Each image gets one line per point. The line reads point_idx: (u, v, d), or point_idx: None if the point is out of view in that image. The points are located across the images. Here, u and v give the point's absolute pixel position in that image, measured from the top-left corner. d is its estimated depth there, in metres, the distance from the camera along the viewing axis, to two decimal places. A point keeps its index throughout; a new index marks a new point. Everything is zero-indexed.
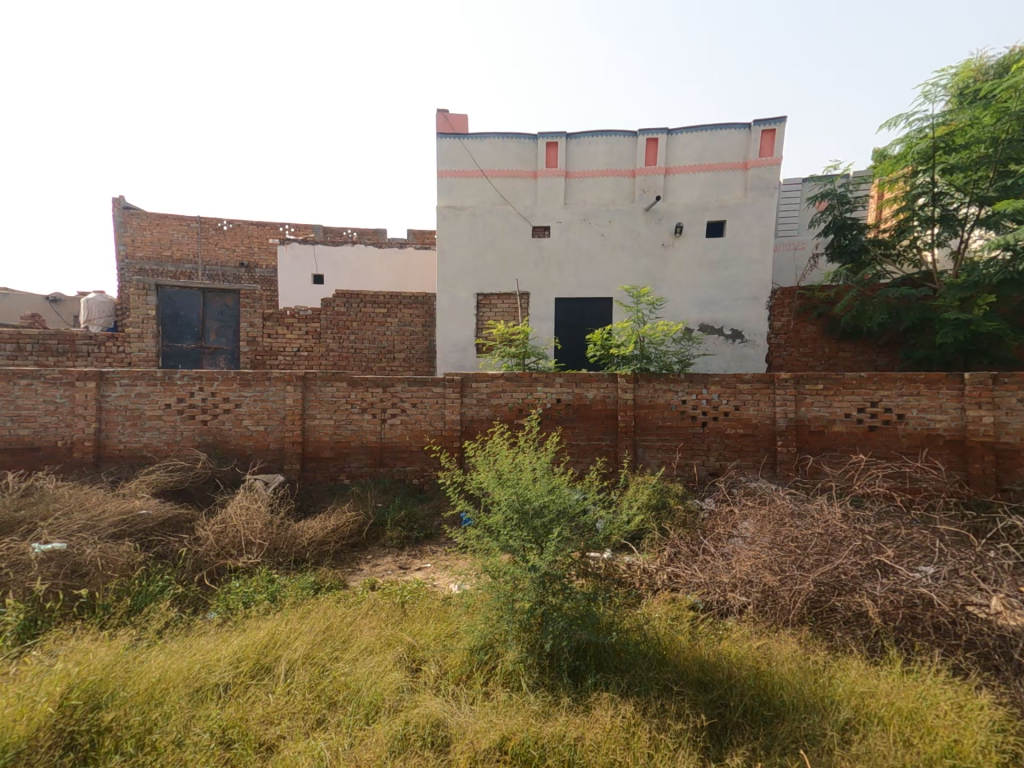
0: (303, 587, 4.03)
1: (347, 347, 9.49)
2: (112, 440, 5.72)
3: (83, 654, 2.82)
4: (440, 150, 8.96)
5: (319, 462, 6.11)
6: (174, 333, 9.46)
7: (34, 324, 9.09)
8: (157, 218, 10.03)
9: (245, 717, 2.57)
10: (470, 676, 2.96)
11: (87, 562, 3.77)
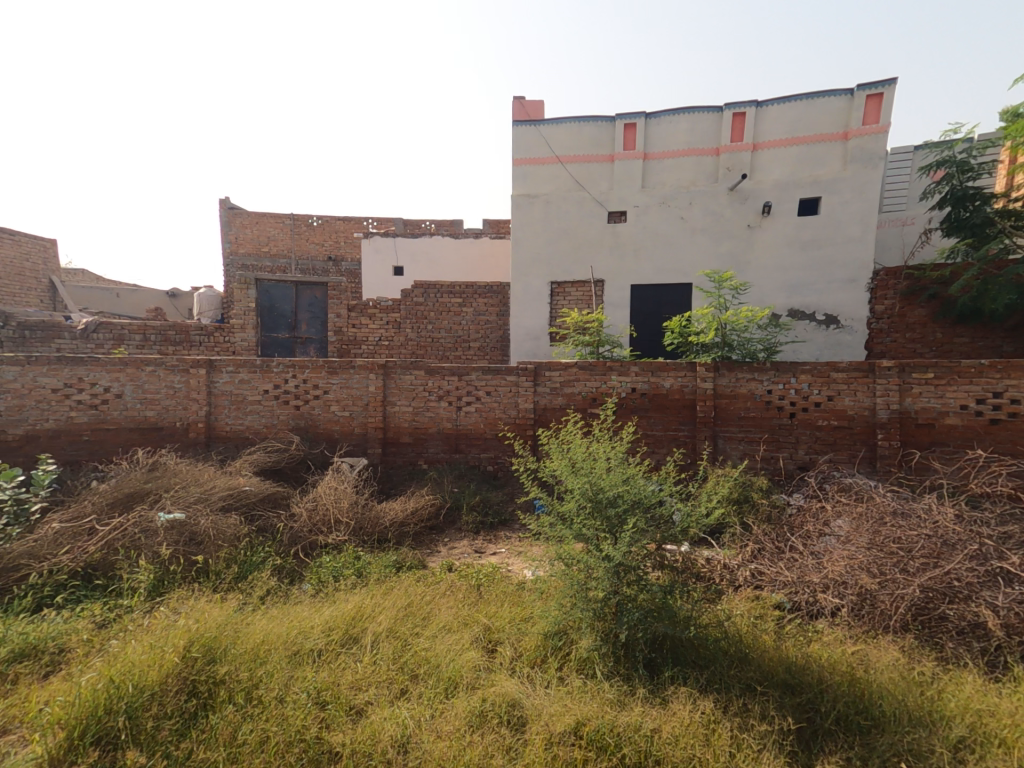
0: (386, 565, 4.26)
1: (424, 336, 9.73)
2: (221, 422, 6.28)
3: (201, 612, 3.15)
4: (516, 138, 8.98)
5: (398, 447, 6.39)
6: (269, 323, 10.04)
7: (158, 317, 10.11)
8: (257, 216, 10.91)
9: (337, 681, 2.76)
10: (545, 660, 3.01)
11: (202, 531, 4.21)
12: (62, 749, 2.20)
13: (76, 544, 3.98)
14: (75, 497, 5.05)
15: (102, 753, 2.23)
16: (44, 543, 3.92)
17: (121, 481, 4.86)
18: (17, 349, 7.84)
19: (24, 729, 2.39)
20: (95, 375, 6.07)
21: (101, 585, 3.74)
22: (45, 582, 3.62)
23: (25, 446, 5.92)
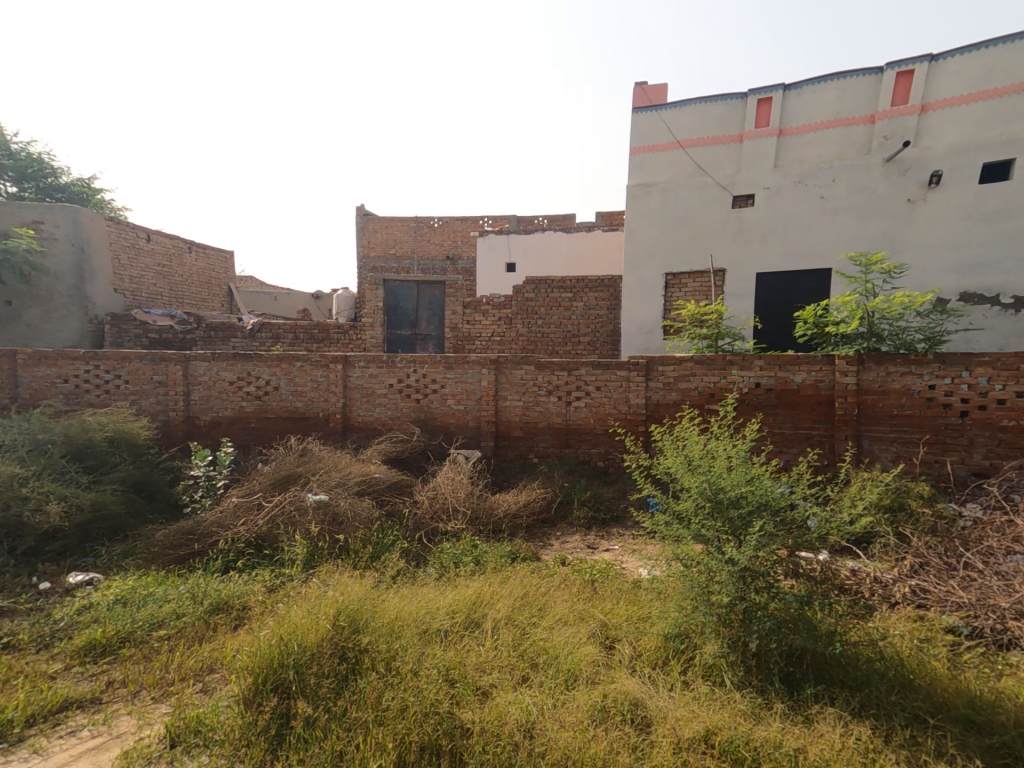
0: (501, 555, 4.37)
1: (535, 332, 9.74)
2: (354, 414, 6.83)
3: (345, 586, 3.47)
4: (636, 126, 8.80)
5: (509, 440, 6.53)
6: (395, 322, 10.72)
7: (305, 318, 11.45)
8: (386, 222, 11.94)
9: (463, 661, 2.88)
10: (667, 663, 2.90)
11: (342, 513, 4.78)
12: (250, 691, 2.62)
13: (250, 517, 4.96)
14: (246, 475, 6.22)
15: (279, 698, 2.61)
16: (228, 514, 4.97)
17: (278, 465, 5.65)
18: (204, 348, 8.90)
19: (224, 670, 3.23)
20: (259, 370, 6.94)
21: (267, 554, 4.65)
22: (229, 547, 4.66)
23: (212, 430, 7.03)
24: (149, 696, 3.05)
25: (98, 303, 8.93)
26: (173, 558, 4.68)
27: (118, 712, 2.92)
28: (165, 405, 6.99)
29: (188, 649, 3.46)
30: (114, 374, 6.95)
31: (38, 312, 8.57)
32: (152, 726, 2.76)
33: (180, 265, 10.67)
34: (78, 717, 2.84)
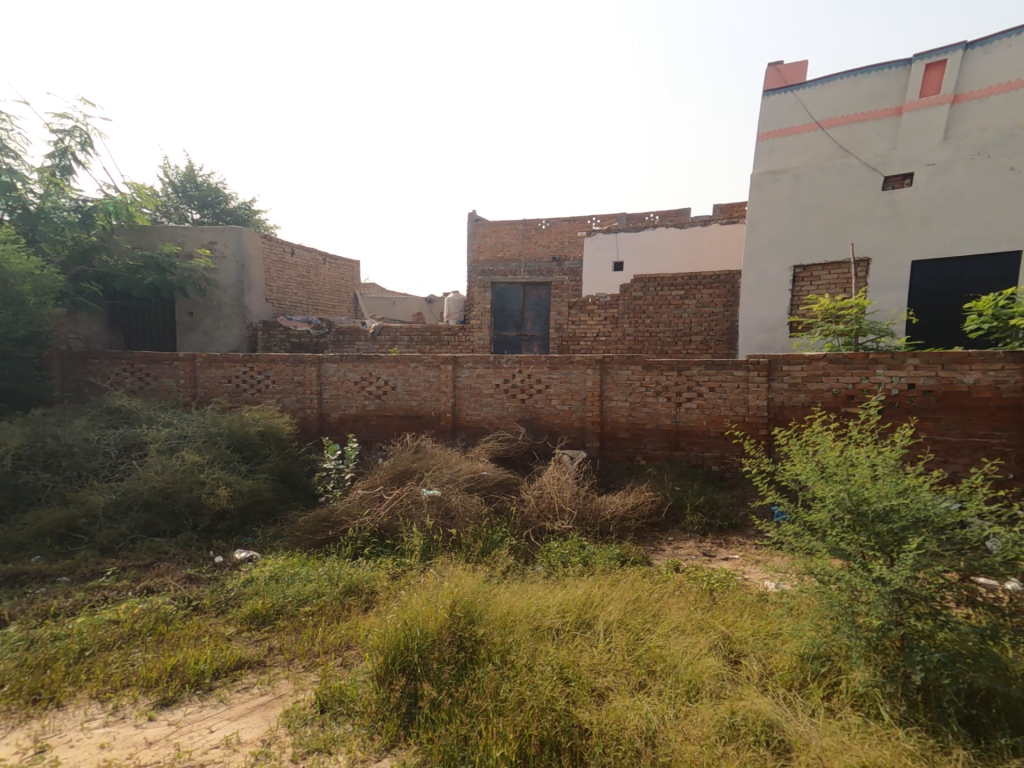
0: (610, 557, 4.31)
1: (643, 331, 9.51)
2: (463, 413, 7.11)
3: (460, 578, 3.61)
4: (770, 109, 8.31)
5: (616, 442, 6.42)
6: (501, 323, 10.92)
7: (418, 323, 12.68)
8: (496, 225, 12.30)
9: (577, 661, 2.87)
10: (804, 686, 2.68)
11: (454, 507, 5.01)
12: (381, 670, 2.86)
13: (373, 508, 5.35)
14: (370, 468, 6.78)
15: (407, 679, 2.82)
16: (355, 504, 5.43)
17: (396, 460, 6.04)
18: (333, 350, 9.71)
19: (358, 647, 3.59)
20: (379, 372, 7.45)
21: (389, 544, 5.00)
22: (358, 533, 5.09)
23: (339, 426, 7.71)
24: (300, 664, 3.52)
25: (254, 311, 10.17)
26: (310, 542, 5.23)
27: (279, 673, 3.44)
28: (302, 403, 7.80)
29: (330, 624, 3.91)
30: (265, 376, 7.89)
31: (211, 321, 9.92)
32: (305, 691, 3.20)
33: (316, 276, 11.75)
34: (250, 675, 3.44)
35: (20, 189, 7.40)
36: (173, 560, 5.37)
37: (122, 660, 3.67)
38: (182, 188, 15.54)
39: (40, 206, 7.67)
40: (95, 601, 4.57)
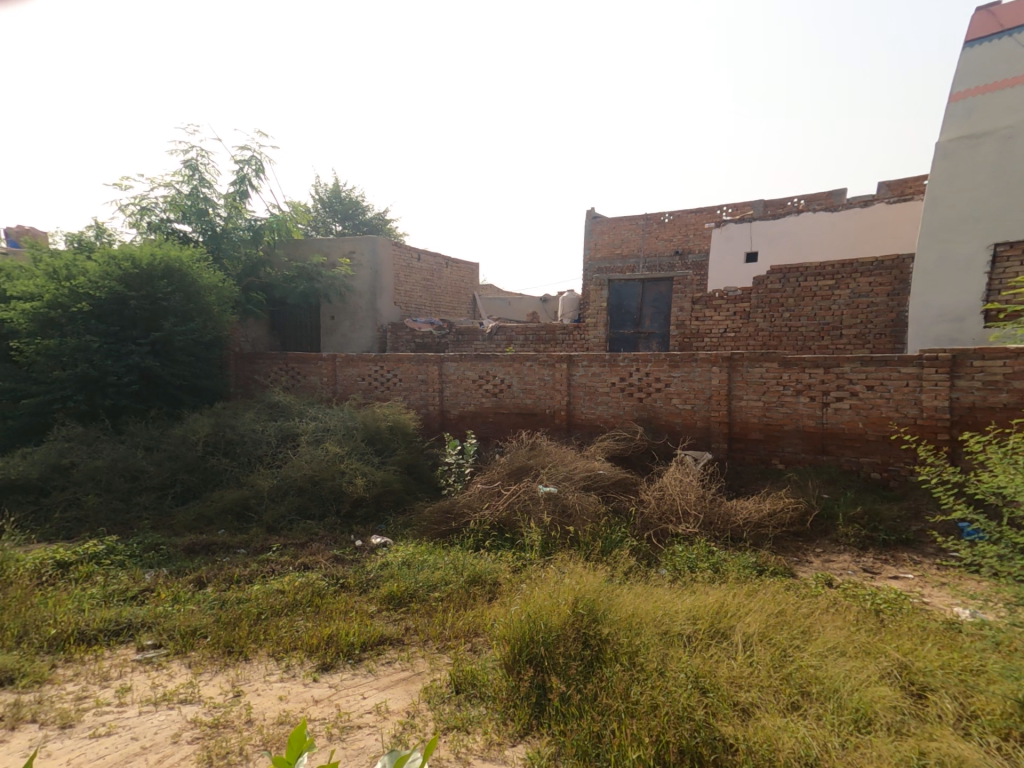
0: (745, 566, 4.08)
1: (779, 325, 8.95)
2: (578, 411, 7.11)
3: (580, 576, 3.60)
4: (972, 60, 6.96)
5: (747, 444, 6.04)
6: (617, 321, 11.12)
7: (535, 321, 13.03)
8: (613, 222, 12.00)
9: (714, 672, 2.75)
10: (1022, 737, 2.27)
11: (571, 505, 5.05)
12: (510, 658, 2.98)
13: (492, 502, 5.53)
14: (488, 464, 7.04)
15: (535, 670, 2.90)
16: (476, 497, 5.66)
17: (513, 456, 6.19)
18: (453, 350, 10.20)
19: (486, 636, 3.77)
20: (496, 370, 7.71)
21: (509, 537, 5.19)
22: (478, 527, 5.31)
23: (459, 423, 8.08)
24: (435, 646, 3.77)
25: (384, 314, 10.98)
26: (437, 532, 5.55)
27: (417, 652, 3.72)
28: (425, 400, 8.30)
29: (459, 611, 4.13)
30: (393, 374, 8.50)
31: (348, 324, 10.94)
32: (440, 671, 3.43)
33: (438, 279, 12.40)
34: (392, 651, 3.75)
35: (211, 214, 9.55)
36: (322, 541, 6.04)
37: (289, 626, 4.24)
38: (329, 204, 17.34)
39: (224, 228, 9.67)
40: (265, 573, 5.31)
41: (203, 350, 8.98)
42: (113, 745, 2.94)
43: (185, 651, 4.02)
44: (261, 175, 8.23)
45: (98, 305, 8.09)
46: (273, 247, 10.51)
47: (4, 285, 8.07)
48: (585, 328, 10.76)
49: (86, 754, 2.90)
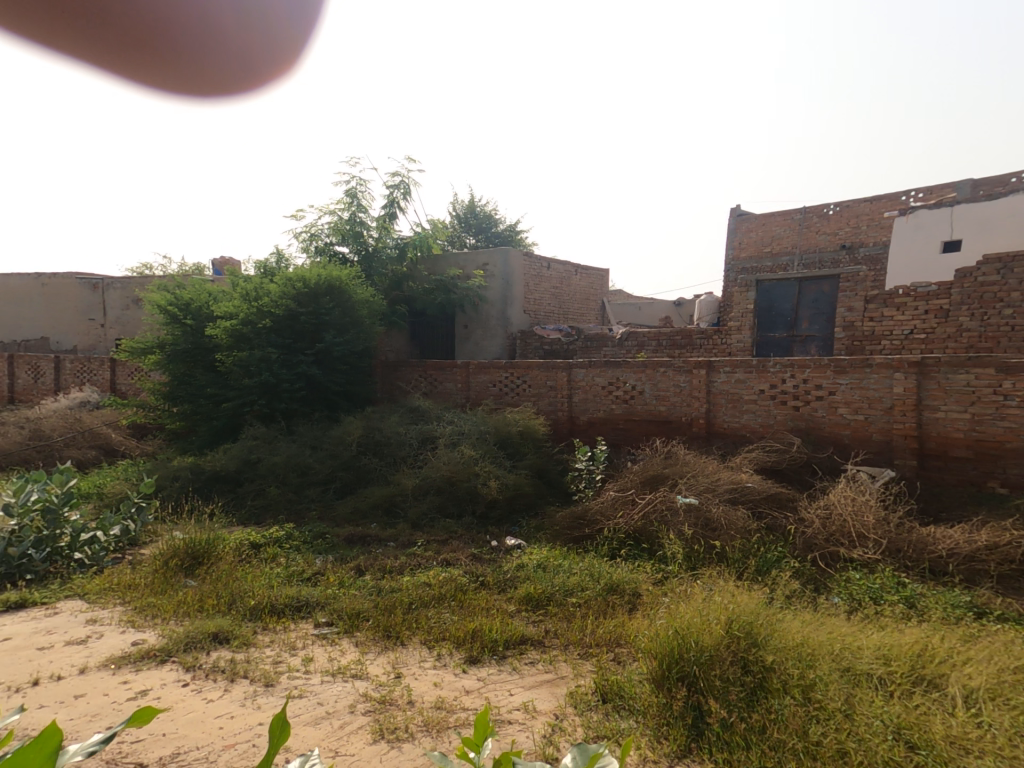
0: (954, 607, 3.62)
1: (993, 324, 7.65)
2: (719, 419, 6.73)
3: (732, 595, 3.34)
4: None
5: (947, 462, 5.28)
6: (767, 323, 10.50)
7: (667, 326, 12.58)
8: (763, 218, 11.22)
9: (923, 726, 2.42)
10: None
11: (715, 519, 4.82)
12: (658, 673, 2.89)
13: (626, 511, 5.43)
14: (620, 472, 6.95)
15: (687, 690, 2.79)
16: (608, 504, 5.60)
17: (647, 464, 6.02)
18: (581, 356, 10.22)
19: (629, 647, 3.70)
20: (626, 376, 7.58)
21: (646, 548, 5.06)
22: (612, 536, 5.25)
23: (588, 429, 8.03)
24: (576, 651, 3.79)
25: (514, 323, 11.36)
26: (570, 538, 5.58)
27: (558, 656, 3.77)
28: (554, 405, 8.40)
29: (597, 619, 4.10)
30: (523, 380, 8.74)
31: (479, 332, 11.47)
32: (584, 677, 3.43)
33: (568, 287, 12.49)
34: (535, 652, 3.84)
35: (365, 235, 10.66)
36: (461, 539, 6.38)
37: (437, 618, 4.53)
38: (465, 218, 18.42)
39: (375, 248, 10.74)
40: (413, 566, 5.75)
41: (357, 359, 9.99)
42: (303, 708, 3.38)
43: (351, 631, 4.49)
44: (409, 198, 8.95)
45: (277, 321, 9.40)
46: (416, 263, 11.38)
47: (211, 306, 9.73)
48: (728, 331, 10.33)
49: (285, 710, 3.38)
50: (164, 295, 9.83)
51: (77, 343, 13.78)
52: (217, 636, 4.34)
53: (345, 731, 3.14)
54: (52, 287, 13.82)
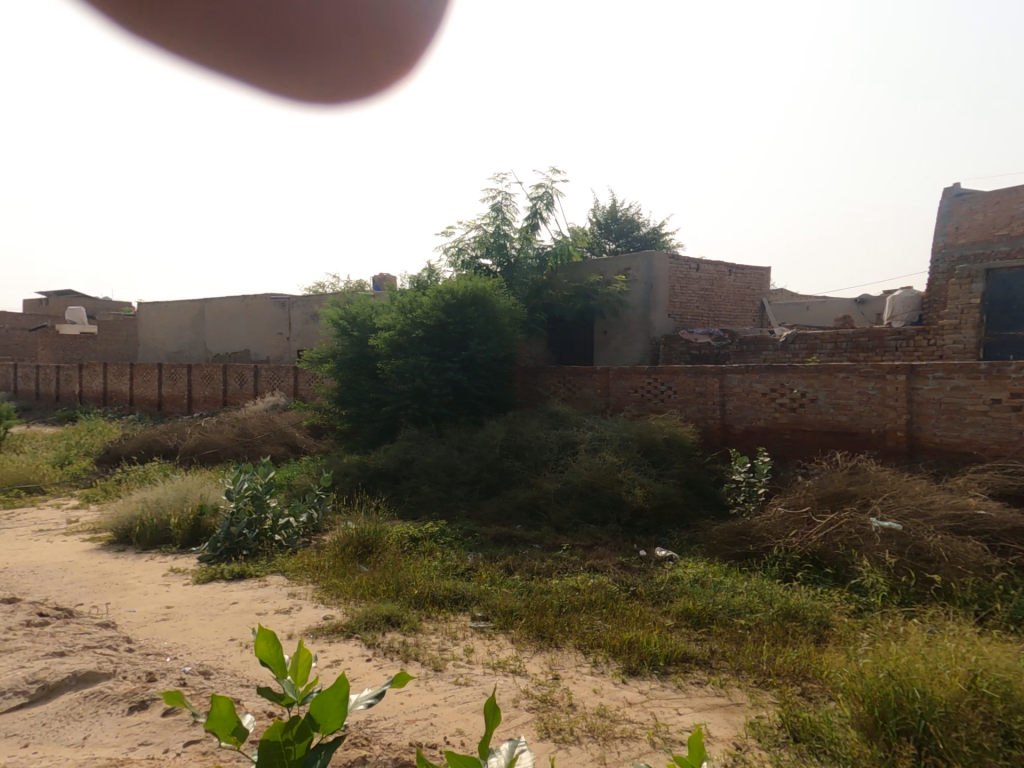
0: None
1: None
2: (926, 432, 6.11)
3: (976, 645, 2.87)
4: None
5: None
6: (1003, 321, 8.55)
7: (846, 326, 11.39)
8: (998, 196, 9.60)
9: None
10: None
11: (930, 550, 4.32)
12: (870, 721, 2.62)
13: (801, 530, 5.01)
14: (787, 488, 6.40)
15: (915, 750, 2.45)
16: (776, 523, 5.19)
17: (826, 480, 5.47)
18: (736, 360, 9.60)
19: (820, 683, 3.37)
20: (792, 382, 7.10)
21: (832, 574, 4.63)
22: (784, 556, 4.87)
23: (746, 438, 7.54)
24: (752, 679, 3.54)
25: (657, 327, 11.05)
26: (730, 553, 5.25)
27: (729, 681, 3.56)
28: (704, 412, 7.97)
29: (773, 647, 3.80)
30: (668, 386, 8.42)
31: (619, 338, 11.35)
32: (765, 709, 3.20)
33: (720, 287, 11.81)
34: (701, 673, 3.67)
35: (507, 247, 11.18)
36: (608, 546, 6.33)
37: (590, 624, 4.53)
38: (605, 225, 18.42)
39: (516, 258, 11.21)
40: (560, 569, 5.83)
41: (499, 366, 10.42)
42: (470, 697, 3.59)
43: (506, 628, 4.67)
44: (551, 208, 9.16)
45: (428, 331, 10.17)
46: (556, 271, 11.59)
47: (373, 319, 10.85)
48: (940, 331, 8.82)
49: (455, 695, 3.63)
50: (337, 310, 11.17)
51: (269, 354, 16.21)
52: (390, 619, 4.79)
53: (513, 724, 3.27)
54: (254, 307, 16.45)
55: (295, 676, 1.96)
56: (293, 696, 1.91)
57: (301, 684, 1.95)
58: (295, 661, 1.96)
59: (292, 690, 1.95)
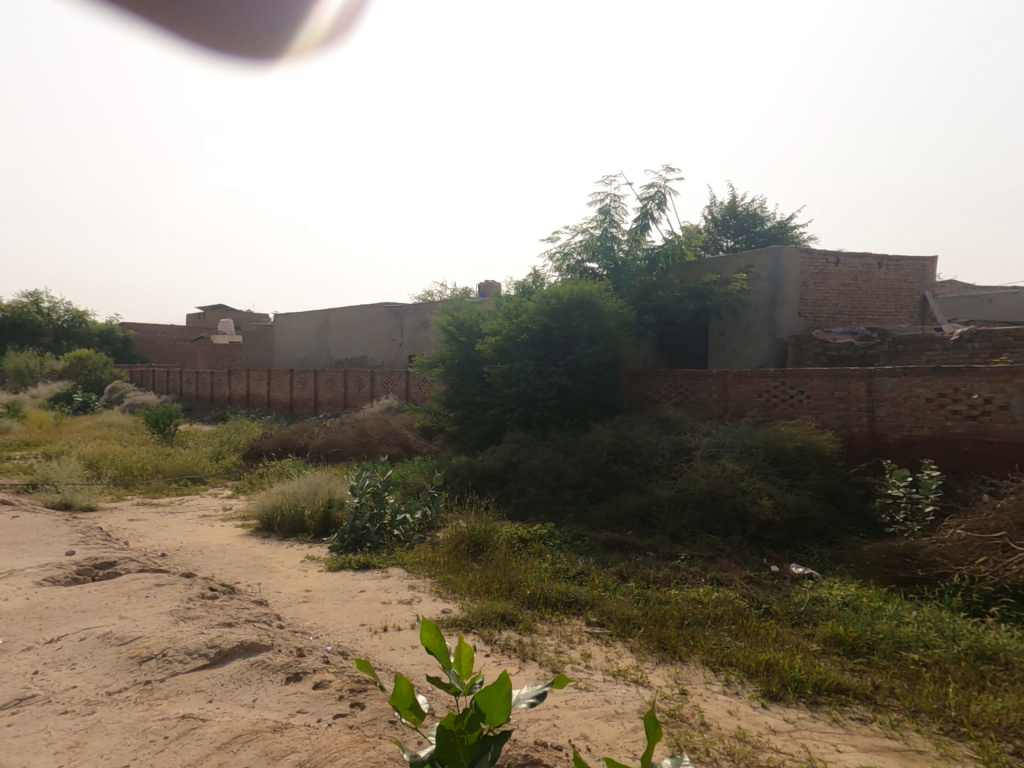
0: None
1: None
2: None
3: None
4: None
5: None
6: None
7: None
8: None
9: None
10: None
11: None
12: None
13: (991, 557, 4.55)
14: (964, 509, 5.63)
15: None
16: (956, 547, 4.75)
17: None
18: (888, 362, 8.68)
19: None
20: (971, 385, 6.42)
21: None
22: (973, 587, 4.46)
23: (905, 450, 6.89)
24: (932, 725, 3.16)
25: (785, 327, 10.31)
26: (891, 577, 4.95)
27: (903, 723, 3.20)
28: (846, 419, 7.41)
29: (966, 692, 3.39)
30: (799, 391, 7.88)
31: (739, 339, 10.74)
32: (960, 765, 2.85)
33: (866, 282, 10.73)
34: (863, 708, 3.34)
35: (614, 250, 11.13)
36: (733, 559, 6.00)
37: (717, 640, 4.30)
38: (722, 220, 17.58)
39: (624, 261, 11.15)
40: (679, 580, 5.60)
41: (606, 369, 10.26)
42: (592, 702, 3.56)
43: (624, 635, 4.57)
44: (662, 208, 8.90)
45: (533, 335, 10.29)
46: (667, 272, 11.23)
47: (480, 325, 11.22)
48: None
49: (575, 699, 3.61)
50: (445, 317, 11.65)
51: (382, 360, 17.33)
52: (505, 617, 4.88)
53: (639, 737, 3.19)
54: (370, 316, 17.65)
55: (460, 668, 2.02)
56: (460, 688, 1.97)
57: (466, 676, 2.01)
58: (459, 654, 2.02)
59: (459, 680, 2.01)
